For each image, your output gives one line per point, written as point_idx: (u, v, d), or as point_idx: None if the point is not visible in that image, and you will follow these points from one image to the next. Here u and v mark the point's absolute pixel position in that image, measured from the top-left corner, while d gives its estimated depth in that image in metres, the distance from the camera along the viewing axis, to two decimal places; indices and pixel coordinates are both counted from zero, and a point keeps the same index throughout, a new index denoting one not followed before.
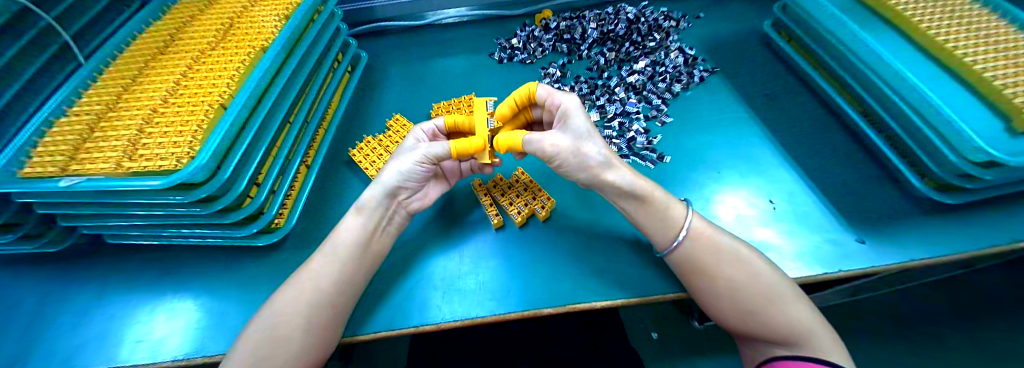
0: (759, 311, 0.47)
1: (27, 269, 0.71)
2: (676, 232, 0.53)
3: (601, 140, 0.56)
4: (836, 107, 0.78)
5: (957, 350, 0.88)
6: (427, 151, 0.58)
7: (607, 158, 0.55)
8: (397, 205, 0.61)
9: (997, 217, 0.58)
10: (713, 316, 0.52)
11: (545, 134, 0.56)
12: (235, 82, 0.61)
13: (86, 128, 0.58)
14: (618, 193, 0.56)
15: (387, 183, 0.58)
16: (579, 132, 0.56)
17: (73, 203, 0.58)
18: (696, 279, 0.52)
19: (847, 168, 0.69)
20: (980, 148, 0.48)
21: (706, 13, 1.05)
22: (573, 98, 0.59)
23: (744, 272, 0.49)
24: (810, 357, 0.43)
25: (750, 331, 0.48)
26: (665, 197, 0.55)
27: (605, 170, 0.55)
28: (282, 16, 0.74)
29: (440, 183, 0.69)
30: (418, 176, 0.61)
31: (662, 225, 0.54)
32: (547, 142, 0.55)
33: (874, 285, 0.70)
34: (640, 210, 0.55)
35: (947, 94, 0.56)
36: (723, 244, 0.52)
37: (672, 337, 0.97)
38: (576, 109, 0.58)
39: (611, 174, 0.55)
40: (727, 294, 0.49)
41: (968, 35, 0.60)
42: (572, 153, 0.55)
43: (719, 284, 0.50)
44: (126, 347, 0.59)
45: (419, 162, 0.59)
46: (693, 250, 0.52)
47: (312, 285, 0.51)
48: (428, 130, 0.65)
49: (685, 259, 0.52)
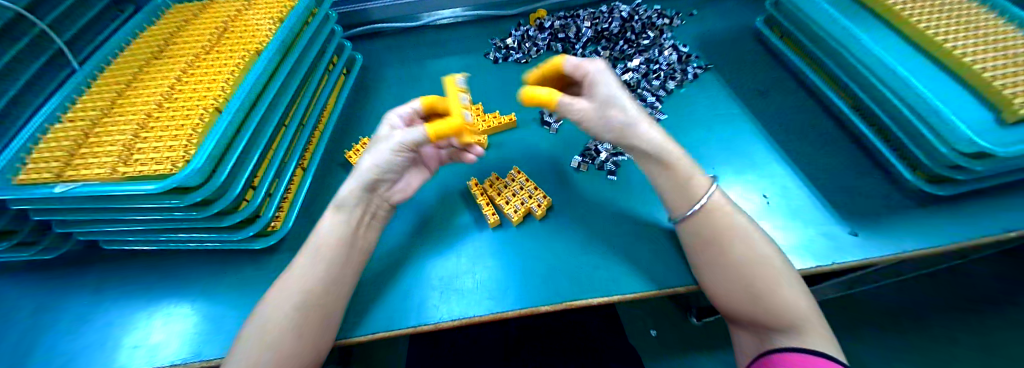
0: (767, 292, 0.47)
1: (23, 276, 0.70)
2: (695, 200, 0.55)
3: (630, 101, 0.59)
4: (828, 102, 0.79)
5: (954, 341, 0.89)
6: (402, 138, 0.60)
7: (633, 118, 0.57)
8: (379, 199, 0.63)
9: (988, 208, 0.59)
10: (716, 296, 0.52)
11: (575, 99, 0.62)
12: (230, 85, 0.61)
13: (81, 134, 0.58)
14: (642, 155, 0.59)
15: (365, 176, 0.59)
16: (605, 96, 0.60)
17: (68, 209, 0.58)
18: (705, 250, 0.53)
19: (840, 162, 0.70)
20: (970, 139, 0.48)
21: (699, 11, 1.05)
22: (600, 65, 0.63)
23: (752, 248, 0.50)
24: (817, 351, 0.42)
25: (753, 316, 0.48)
26: (690, 166, 0.57)
27: (632, 129, 0.57)
28: (275, 19, 0.74)
29: (422, 171, 0.70)
30: (396, 165, 0.62)
31: (683, 187, 0.56)
32: (576, 105, 0.61)
33: (870, 277, 0.71)
34: (664, 171, 0.57)
35: (936, 87, 0.57)
36: (739, 222, 0.53)
37: (671, 333, 0.98)
38: (601, 75, 0.62)
39: (639, 133, 0.57)
40: (733, 268, 0.50)
41: (959, 28, 0.60)
42: (597, 115, 0.60)
43: (730, 259, 0.50)
44: (124, 352, 0.59)
45: (394, 151, 0.60)
46: (704, 222, 0.54)
47: (309, 286, 0.51)
48: (405, 115, 0.68)
49: (697, 230, 0.54)
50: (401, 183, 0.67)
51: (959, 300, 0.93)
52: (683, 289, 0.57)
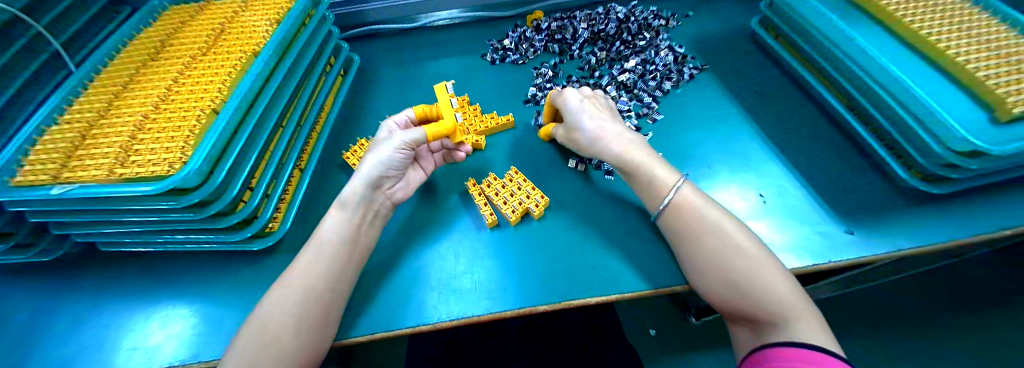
0: (744, 282, 0.48)
1: (19, 279, 0.70)
2: (663, 197, 0.56)
3: (589, 120, 0.65)
4: (823, 102, 0.79)
5: (951, 340, 0.89)
6: (405, 137, 0.62)
7: (591, 138, 0.64)
8: (382, 196, 0.63)
9: (982, 206, 0.59)
10: (700, 290, 0.53)
11: (557, 129, 0.74)
12: (226, 87, 0.61)
13: (78, 136, 0.58)
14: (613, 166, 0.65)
15: (370, 174, 0.60)
16: (569, 121, 0.68)
17: (64, 211, 0.58)
18: (681, 246, 0.55)
19: (835, 161, 0.70)
20: (964, 138, 0.49)
21: (695, 12, 1.06)
22: (564, 91, 0.71)
23: (725, 239, 0.51)
24: (797, 341, 0.43)
25: (737, 306, 0.49)
26: (655, 166, 0.59)
27: (593, 149, 0.65)
28: (272, 20, 0.74)
29: (418, 172, 0.72)
30: (399, 163, 0.63)
31: (649, 188, 0.58)
32: (558, 134, 0.73)
33: (866, 276, 0.71)
34: (630, 183, 0.63)
35: (930, 86, 0.57)
36: (707, 213, 0.54)
37: (669, 334, 0.98)
38: (565, 99, 0.69)
39: (597, 149, 0.64)
40: (707, 262, 0.51)
41: (952, 28, 0.61)
42: (570, 141, 0.70)
43: (706, 253, 0.51)
44: (122, 354, 0.59)
45: (398, 149, 0.61)
46: (678, 217, 0.55)
47: (308, 286, 0.51)
48: (401, 121, 0.71)
49: (670, 227, 0.56)
50: (400, 183, 0.68)
51: (955, 298, 0.94)
52: (680, 287, 0.57)
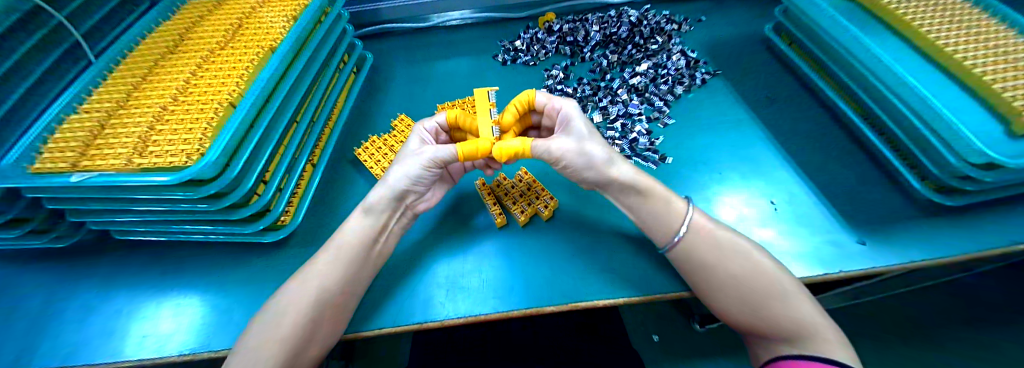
0: (764, 305, 0.48)
1: (36, 263, 0.72)
2: (675, 228, 0.55)
3: (602, 141, 0.60)
4: (836, 110, 0.79)
5: (957, 352, 0.88)
6: (434, 154, 0.60)
7: (610, 156, 0.59)
8: (406, 207, 0.63)
9: (996, 218, 0.59)
10: (717, 311, 0.53)
11: (551, 140, 0.59)
12: (244, 80, 0.62)
13: (97, 125, 0.59)
14: (622, 189, 0.59)
15: (396, 186, 0.59)
16: (581, 134, 0.60)
17: (83, 199, 0.59)
18: (695, 274, 0.53)
19: (848, 170, 0.70)
20: (980, 150, 0.48)
21: (708, 17, 1.06)
22: (571, 103, 0.64)
23: (743, 264, 0.51)
24: (819, 357, 0.43)
25: (754, 325, 0.49)
26: (665, 192, 0.58)
27: (610, 166, 0.58)
28: (290, 17, 0.75)
29: (446, 183, 0.71)
30: (426, 179, 0.62)
31: (663, 216, 0.56)
32: (553, 146, 0.59)
33: (876, 288, 0.71)
34: (644, 206, 0.57)
35: (947, 98, 0.57)
36: (722, 238, 0.53)
37: (672, 339, 0.96)
38: (576, 113, 0.63)
39: (616, 169, 0.58)
40: (724, 288, 0.51)
41: (969, 39, 0.60)
42: (577, 153, 0.58)
43: (722, 278, 0.51)
44: (132, 342, 0.60)
45: (425, 166, 0.60)
46: (693, 242, 0.54)
47: (323, 281, 0.52)
48: (431, 128, 0.69)
49: (688, 252, 0.54)
50: (427, 194, 0.67)
51: (969, 309, 0.93)
52: (687, 294, 0.57)
